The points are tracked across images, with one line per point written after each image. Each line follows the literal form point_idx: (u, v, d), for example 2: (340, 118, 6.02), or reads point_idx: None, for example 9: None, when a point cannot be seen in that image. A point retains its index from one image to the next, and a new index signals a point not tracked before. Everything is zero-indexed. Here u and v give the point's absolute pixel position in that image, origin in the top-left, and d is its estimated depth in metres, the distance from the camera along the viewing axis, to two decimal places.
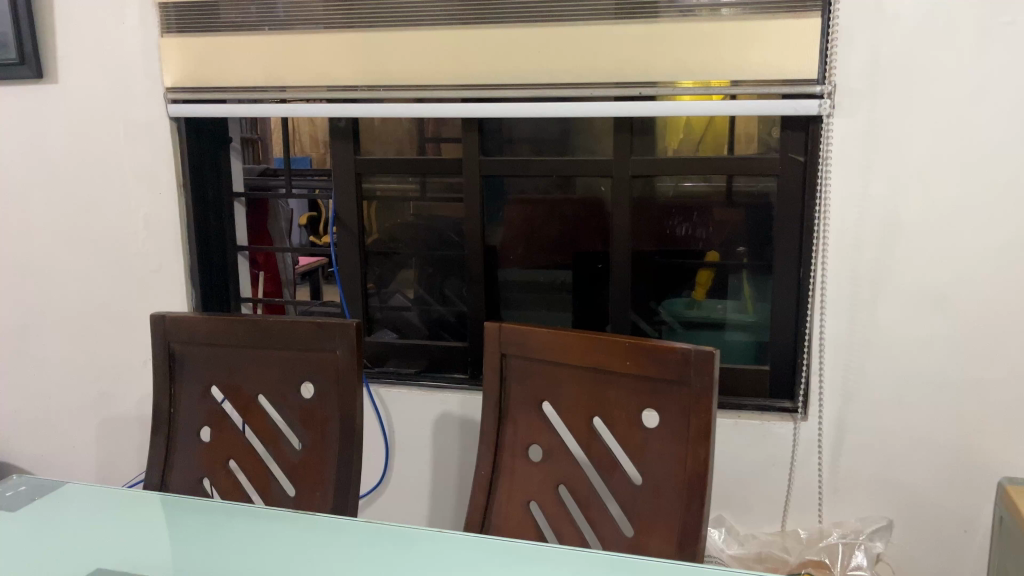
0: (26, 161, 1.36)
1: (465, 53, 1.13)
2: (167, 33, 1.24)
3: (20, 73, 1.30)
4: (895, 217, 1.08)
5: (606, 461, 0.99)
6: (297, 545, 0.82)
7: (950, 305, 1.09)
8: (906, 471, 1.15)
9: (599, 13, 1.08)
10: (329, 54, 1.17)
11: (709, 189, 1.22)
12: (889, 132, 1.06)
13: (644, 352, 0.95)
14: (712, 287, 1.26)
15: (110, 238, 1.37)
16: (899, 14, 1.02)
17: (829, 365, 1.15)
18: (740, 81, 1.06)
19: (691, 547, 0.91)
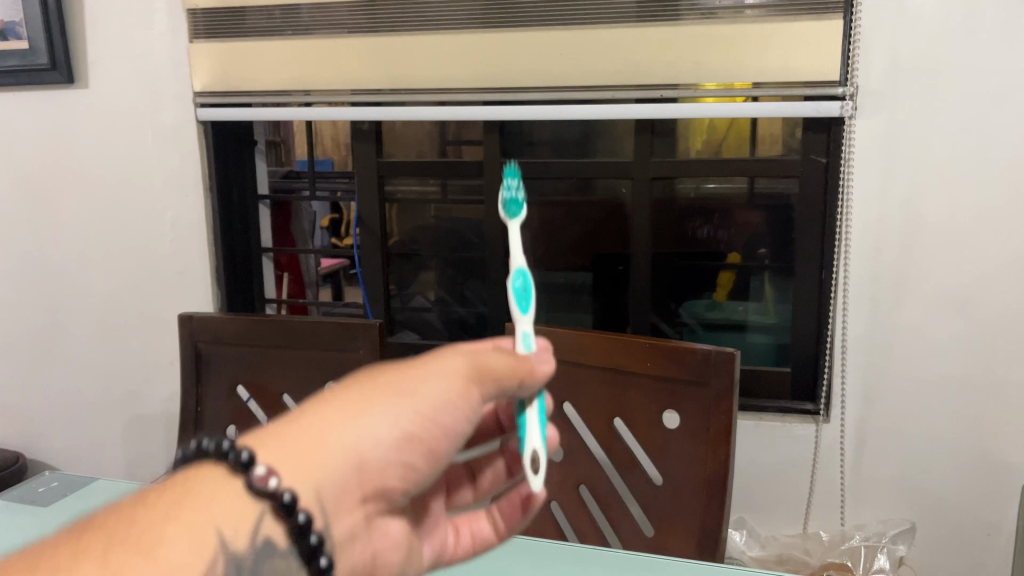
0: (59, 165, 1.39)
1: (487, 57, 1.14)
2: (196, 39, 1.26)
3: (51, 78, 1.33)
4: (917, 219, 1.08)
5: (626, 462, 1.01)
6: None
7: (974, 306, 1.08)
8: (929, 475, 1.14)
9: (620, 15, 1.08)
10: (353, 58, 1.19)
11: (731, 190, 1.22)
12: (911, 132, 1.05)
13: (664, 353, 0.96)
14: (733, 289, 1.26)
15: (139, 239, 1.39)
16: (921, 14, 1.02)
17: (852, 367, 1.14)
18: (762, 83, 1.06)
19: (710, 547, 0.92)
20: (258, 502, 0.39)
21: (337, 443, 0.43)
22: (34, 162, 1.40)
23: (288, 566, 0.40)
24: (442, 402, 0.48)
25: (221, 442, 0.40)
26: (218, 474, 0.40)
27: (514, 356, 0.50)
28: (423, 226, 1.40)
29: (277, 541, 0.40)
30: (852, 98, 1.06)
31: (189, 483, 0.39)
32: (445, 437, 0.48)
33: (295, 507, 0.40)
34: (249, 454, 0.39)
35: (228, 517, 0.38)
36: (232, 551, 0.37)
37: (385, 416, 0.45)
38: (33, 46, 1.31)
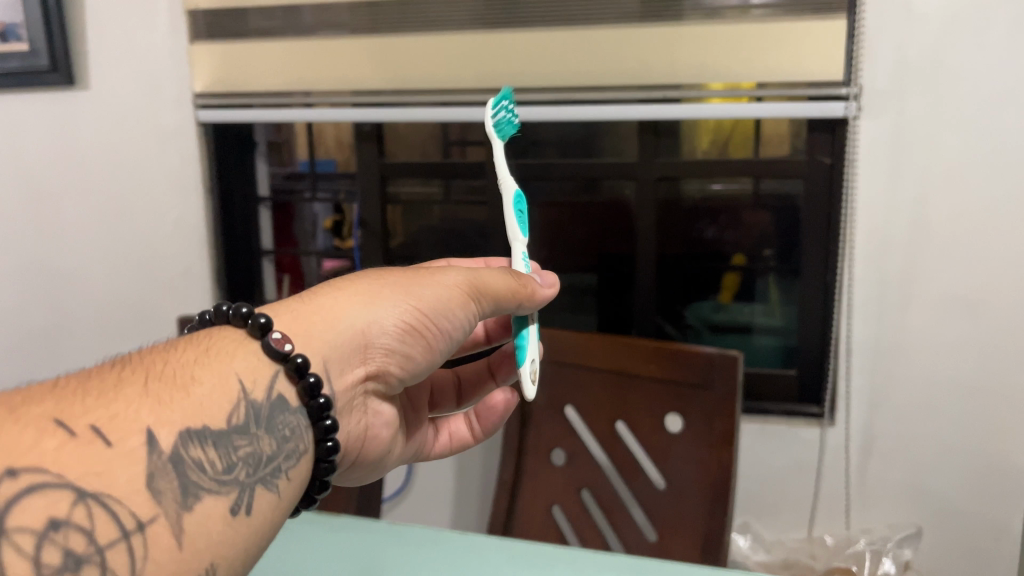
0: (60, 168, 1.39)
1: (490, 58, 1.13)
2: (197, 40, 1.26)
3: (51, 80, 1.32)
4: (923, 220, 1.07)
5: (629, 466, 1.00)
6: (323, 543, 0.83)
7: (982, 308, 1.07)
8: (935, 478, 1.14)
9: (624, 16, 1.07)
10: (355, 59, 1.18)
11: (738, 191, 1.19)
12: (917, 133, 1.05)
13: (667, 356, 0.94)
14: (738, 291, 1.25)
15: (142, 242, 1.39)
16: (928, 14, 1.01)
17: (857, 370, 1.14)
18: (767, 84, 1.05)
19: (713, 551, 0.91)
20: (272, 356, 0.48)
21: (344, 321, 0.53)
22: (34, 164, 1.39)
23: (295, 414, 0.48)
24: (442, 303, 0.57)
25: (240, 309, 0.49)
26: (236, 333, 0.49)
27: (512, 275, 0.59)
28: (428, 228, 1.36)
29: (288, 394, 0.48)
30: (857, 99, 1.05)
31: (212, 339, 0.48)
32: (442, 333, 0.57)
33: (304, 365, 0.48)
34: (267, 320, 0.48)
35: (243, 363, 0.47)
36: (248, 392, 0.46)
37: (390, 305, 0.55)
38: (34, 47, 1.29)
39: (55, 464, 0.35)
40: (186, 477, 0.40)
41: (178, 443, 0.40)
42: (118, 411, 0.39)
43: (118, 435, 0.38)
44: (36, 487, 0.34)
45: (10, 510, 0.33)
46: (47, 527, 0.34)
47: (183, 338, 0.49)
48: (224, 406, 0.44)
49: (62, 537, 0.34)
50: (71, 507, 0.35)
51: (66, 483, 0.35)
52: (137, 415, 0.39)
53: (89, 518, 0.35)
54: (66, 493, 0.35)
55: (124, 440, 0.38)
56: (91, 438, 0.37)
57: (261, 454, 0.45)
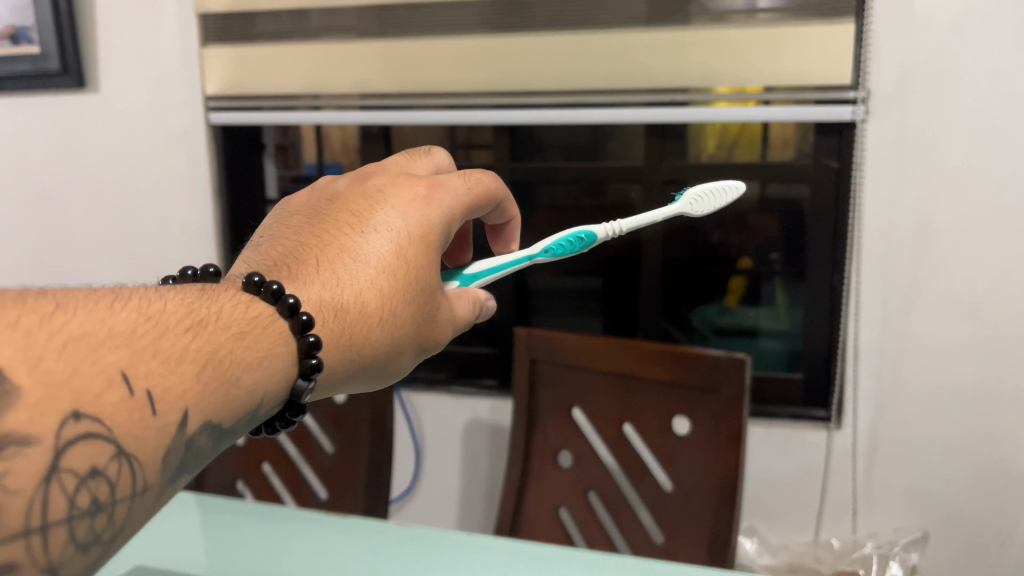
0: (70, 170, 1.40)
1: (498, 61, 1.14)
2: (207, 43, 1.26)
3: (62, 83, 1.33)
4: (929, 224, 1.07)
5: (636, 469, 1.01)
6: (331, 544, 0.83)
7: (988, 313, 1.07)
8: (942, 483, 1.14)
9: (631, 20, 1.08)
10: (363, 63, 1.19)
11: (743, 196, 1.18)
12: (923, 137, 1.05)
13: (674, 359, 0.94)
14: (745, 295, 1.24)
15: (150, 243, 1.40)
16: (933, 18, 1.01)
17: (863, 374, 1.15)
18: (774, 87, 1.06)
19: (720, 555, 0.91)
20: (295, 377, 0.46)
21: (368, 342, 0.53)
22: (45, 166, 1.41)
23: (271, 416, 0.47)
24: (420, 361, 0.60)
25: (273, 286, 0.47)
26: (284, 333, 0.46)
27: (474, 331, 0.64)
28: None
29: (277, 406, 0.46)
30: (864, 102, 1.05)
31: (265, 327, 0.45)
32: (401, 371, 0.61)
33: (315, 346, 0.46)
34: (316, 343, 0.46)
35: (274, 372, 0.45)
36: (261, 406, 0.44)
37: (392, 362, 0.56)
38: (45, 50, 1.30)
39: (111, 419, 0.34)
40: (187, 461, 0.39)
41: (198, 433, 0.39)
42: (174, 384, 0.37)
43: (166, 409, 0.37)
44: (92, 435, 0.34)
45: (66, 451, 0.33)
46: (86, 473, 0.34)
47: (234, 298, 0.46)
48: (242, 410, 0.42)
49: (93, 485, 0.34)
50: (109, 461, 0.34)
51: (112, 439, 0.34)
52: (185, 394, 0.37)
53: (118, 474, 0.35)
54: (109, 449, 0.34)
55: (165, 414, 0.36)
56: (142, 405, 0.35)
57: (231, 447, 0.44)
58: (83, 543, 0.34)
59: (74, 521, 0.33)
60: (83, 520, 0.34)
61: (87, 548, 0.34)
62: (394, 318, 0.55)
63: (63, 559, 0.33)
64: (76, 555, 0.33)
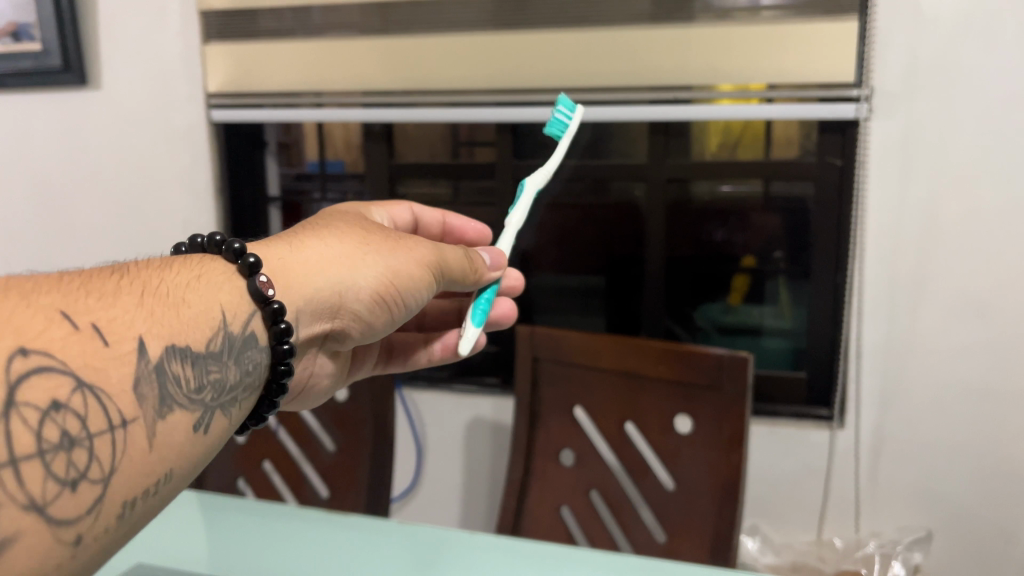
0: (73, 168, 1.40)
1: (500, 58, 1.13)
2: (209, 41, 1.26)
3: (64, 80, 1.33)
4: (933, 223, 1.07)
5: (638, 467, 1.01)
6: (331, 542, 0.83)
7: (993, 312, 1.07)
8: (946, 482, 1.14)
9: (634, 18, 1.07)
10: (365, 59, 1.19)
11: (747, 193, 1.18)
12: (927, 136, 1.04)
13: (677, 357, 0.94)
14: (748, 293, 1.23)
15: (153, 241, 1.40)
16: (938, 17, 1.00)
17: (867, 373, 1.14)
18: (777, 85, 1.05)
19: (722, 553, 0.91)
20: (245, 281, 0.49)
21: (323, 277, 0.55)
22: (48, 165, 1.41)
23: (261, 352, 0.49)
24: (413, 278, 0.60)
25: (234, 245, 0.50)
26: (224, 268, 0.49)
27: (469, 261, 0.64)
28: None
29: (260, 333, 0.49)
30: (867, 100, 1.05)
31: (204, 266, 0.49)
32: (405, 305, 0.60)
33: (256, 265, 0.49)
34: (256, 260, 0.50)
35: (229, 295, 0.48)
36: (227, 324, 0.47)
37: (367, 270, 0.57)
38: (46, 48, 1.30)
39: (61, 353, 0.36)
40: (166, 388, 0.41)
41: (164, 357, 0.41)
42: (118, 314, 0.40)
43: (116, 338, 0.39)
44: (43, 369, 0.35)
45: (19, 385, 0.34)
46: (49, 406, 0.35)
47: (175, 257, 0.50)
48: (204, 332, 0.44)
49: (61, 417, 0.35)
50: (70, 393, 0.36)
51: (69, 371, 0.36)
52: (135, 323, 0.40)
53: (84, 407, 0.36)
54: (67, 381, 0.36)
55: (119, 343, 0.39)
56: (91, 336, 0.38)
57: (226, 381, 0.46)
58: (67, 480, 0.35)
59: (48, 455, 0.34)
60: (58, 454, 0.35)
61: (72, 482, 0.35)
62: (346, 233, 0.59)
63: (49, 497, 0.34)
64: (64, 492, 0.35)
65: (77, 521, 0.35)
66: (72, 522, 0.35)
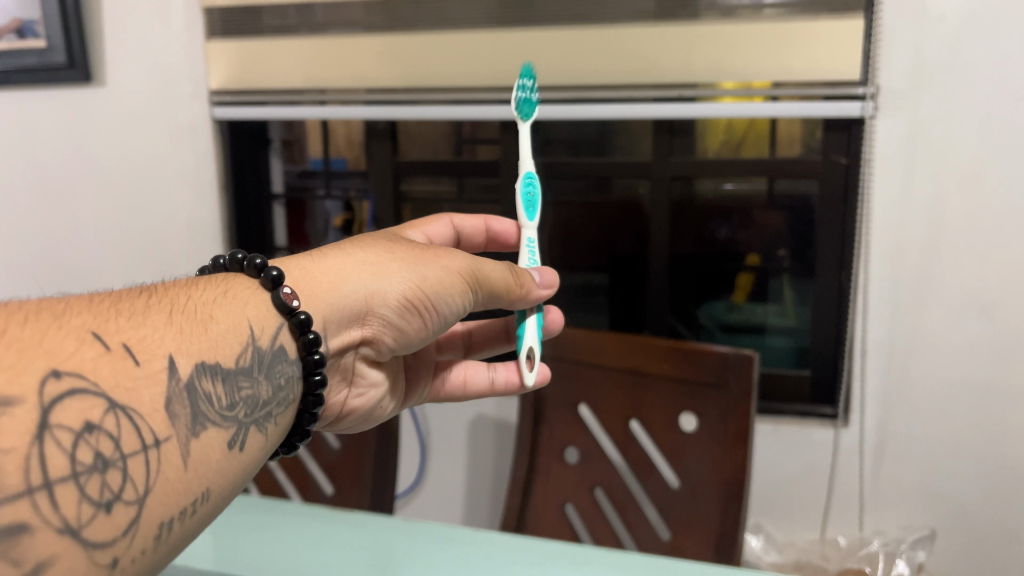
0: (77, 165, 1.40)
1: (505, 56, 1.13)
2: (212, 38, 1.26)
3: (69, 76, 1.33)
4: (939, 221, 1.06)
5: (642, 465, 1.01)
6: (338, 540, 0.83)
7: (998, 310, 1.07)
8: (949, 480, 1.14)
9: (639, 17, 1.07)
10: (369, 56, 1.19)
11: (751, 190, 1.18)
12: (933, 134, 1.04)
13: (683, 356, 0.94)
14: (752, 291, 1.23)
15: (155, 237, 1.40)
16: (944, 14, 1.00)
17: (871, 371, 1.14)
18: (782, 83, 1.05)
19: (727, 550, 0.91)
20: (269, 294, 0.50)
21: (349, 288, 0.56)
22: (54, 161, 1.41)
23: (291, 364, 0.50)
24: (445, 288, 0.59)
25: (256, 261, 0.50)
26: (248, 284, 0.50)
27: (513, 274, 0.61)
28: None
29: (289, 346, 0.50)
30: (873, 98, 1.05)
31: (229, 282, 0.50)
32: (438, 313, 0.59)
33: (279, 279, 0.50)
34: (279, 273, 0.50)
35: (255, 309, 0.48)
36: (256, 338, 0.47)
37: (396, 281, 0.57)
38: (51, 44, 1.30)
39: (93, 374, 0.36)
40: (198, 406, 0.41)
41: (195, 375, 0.41)
42: (148, 334, 0.40)
43: (148, 358, 0.39)
44: (77, 392, 0.35)
45: (53, 408, 0.34)
46: (83, 428, 0.35)
47: (198, 277, 0.50)
48: (233, 348, 0.45)
49: (94, 439, 0.35)
50: (103, 415, 0.36)
51: (102, 392, 0.36)
52: (164, 342, 0.40)
53: (117, 427, 0.36)
54: (101, 403, 0.36)
55: (150, 362, 0.39)
56: (123, 356, 0.38)
57: (259, 397, 0.46)
58: (102, 501, 0.34)
59: (81, 478, 0.34)
60: (92, 477, 0.34)
61: (106, 504, 0.35)
62: (376, 245, 0.59)
63: (84, 519, 0.34)
64: (99, 514, 0.34)
65: (113, 544, 0.35)
66: (108, 544, 0.35)
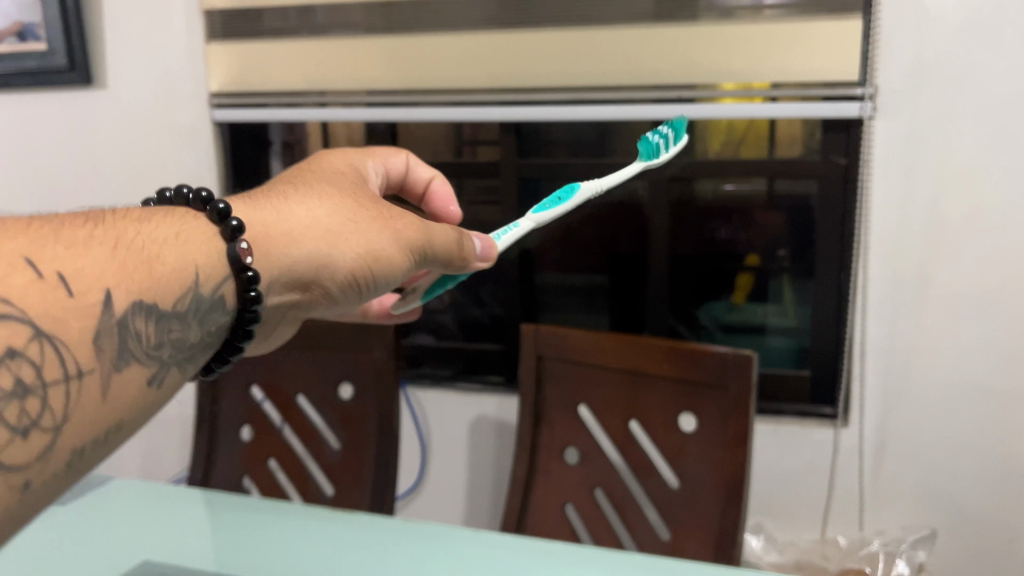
0: (79, 168, 1.41)
1: (504, 57, 1.14)
2: (212, 40, 1.26)
3: (69, 79, 1.33)
4: (939, 222, 1.07)
5: (642, 465, 1.01)
6: (335, 538, 0.83)
7: (997, 310, 1.07)
8: (949, 480, 1.14)
9: (639, 18, 1.07)
10: (368, 59, 1.19)
11: (751, 191, 1.18)
12: (931, 134, 1.04)
13: (682, 355, 0.94)
14: (752, 292, 1.23)
15: None
16: (942, 14, 1.00)
17: (871, 371, 1.15)
18: (781, 84, 1.05)
19: (727, 551, 0.91)
20: (225, 244, 0.49)
21: (301, 249, 0.54)
22: (54, 164, 1.41)
23: (228, 315, 0.50)
24: (393, 257, 0.59)
25: (218, 206, 0.50)
26: (207, 226, 0.50)
27: (461, 248, 0.63)
28: None
29: (230, 297, 0.49)
30: (872, 99, 1.05)
31: (185, 224, 0.49)
32: (383, 281, 0.59)
33: (238, 230, 0.50)
34: (239, 224, 0.50)
35: (206, 258, 0.48)
36: (199, 285, 0.47)
37: (348, 247, 0.57)
38: (51, 47, 1.30)
39: (21, 301, 0.38)
40: (126, 342, 0.42)
41: (129, 313, 0.42)
42: (85, 265, 0.41)
43: (81, 290, 0.40)
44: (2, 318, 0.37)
45: None
46: (4, 354, 0.36)
47: (157, 210, 0.50)
48: (175, 289, 0.45)
49: (15, 365, 0.37)
50: (28, 342, 0.37)
51: (28, 320, 0.38)
52: (103, 275, 0.41)
53: (42, 356, 0.38)
54: (27, 331, 0.37)
55: (83, 295, 0.40)
56: (56, 285, 0.39)
57: (188, 341, 0.47)
58: (19, 427, 0.37)
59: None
60: (10, 401, 0.37)
61: (22, 429, 0.37)
62: (331, 199, 0.58)
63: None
64: (15, 438, 0.37)
65: (25, 468, 0.37)
66: (21, 467, 0.37)
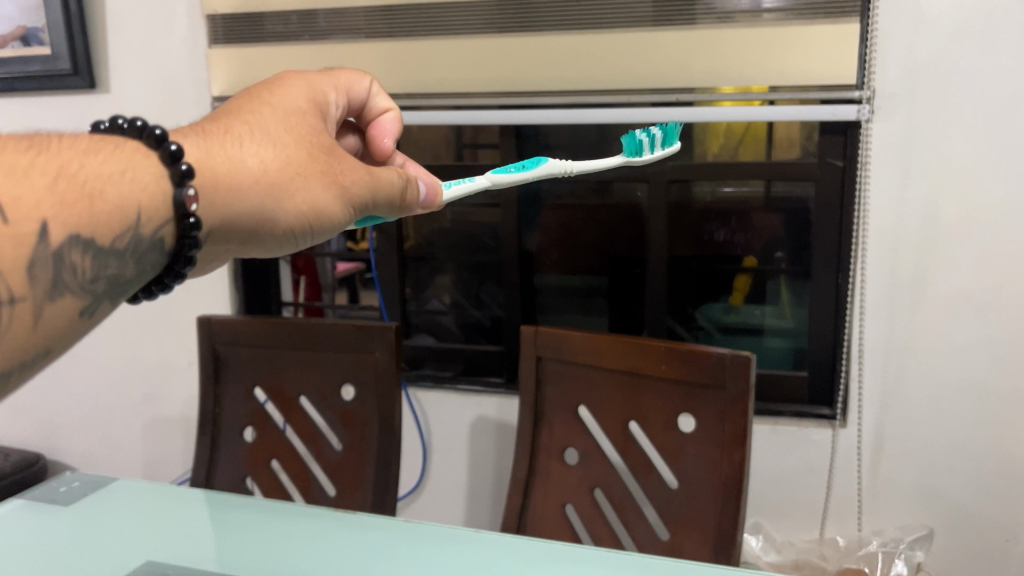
0: None
1: (502, 60, 1.15)
2: (213, 44, 1.27)
3: (73, 83, 1.35)
4: (936, 223, 1.07)
5: (640, 466, 1.01)
6: (335, 538, 0.84)
7: (993, 310, 1.08)
8: (946, 480, 1.15)
9: (637, 22, 1.08)
10: (368, 61, 1.20)
11: (748, 194, 1.20)
12: (927, 135, 1.05)
13: (680, 356, 0.95)
14: (749, 294, 1.25)
15: None
16: (938, 18, 1.01)
17: (869, 372, 1.15)
18: (780, 87, 1.06)
19: (726, 550, 0.91)
20: (171, 187, 0.49)
21: (250, 199, 0.55)
22: None
23: (162, 255, 0.50)
24: (337, 210, 0.60)
25: (170, 147, 0.49)
26: (155, 163, 0.50)
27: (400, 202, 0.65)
28: (440, 228, 1.40)
29: (168, 239, 0.50)
30: (869, 102, 1.05)
31: (133, 159, 0.49)
32: (325, 232, 0.61)
33: (187, 175, 0.50)
34: (188, 169, 0.50)
35: (149, 199, 0.48)
36: (139, 225, 0.48)
37: (295, 199, 0.57)
38: (56, 51, 1.32)
39: None
40: (61, 274, 0.44)
41: (67, 246, 0.43)
42: (24, 193, 0.41)
43: (19, 218, 0.41)
44: None
45: None
46: None
47: (99, 139, 0.49)
48: (116, 224, 0.46)
49: None
50: None
51: None
52: (41, 206, 0.42)
53: None
54: None
55: (21, 222, 0.41)
56: None
57: (124, 278, 0.48)
58: None
59: None
60: None
61: None
62: (281, 144, 0.58)
63: None
64: None
65: None
66: None
